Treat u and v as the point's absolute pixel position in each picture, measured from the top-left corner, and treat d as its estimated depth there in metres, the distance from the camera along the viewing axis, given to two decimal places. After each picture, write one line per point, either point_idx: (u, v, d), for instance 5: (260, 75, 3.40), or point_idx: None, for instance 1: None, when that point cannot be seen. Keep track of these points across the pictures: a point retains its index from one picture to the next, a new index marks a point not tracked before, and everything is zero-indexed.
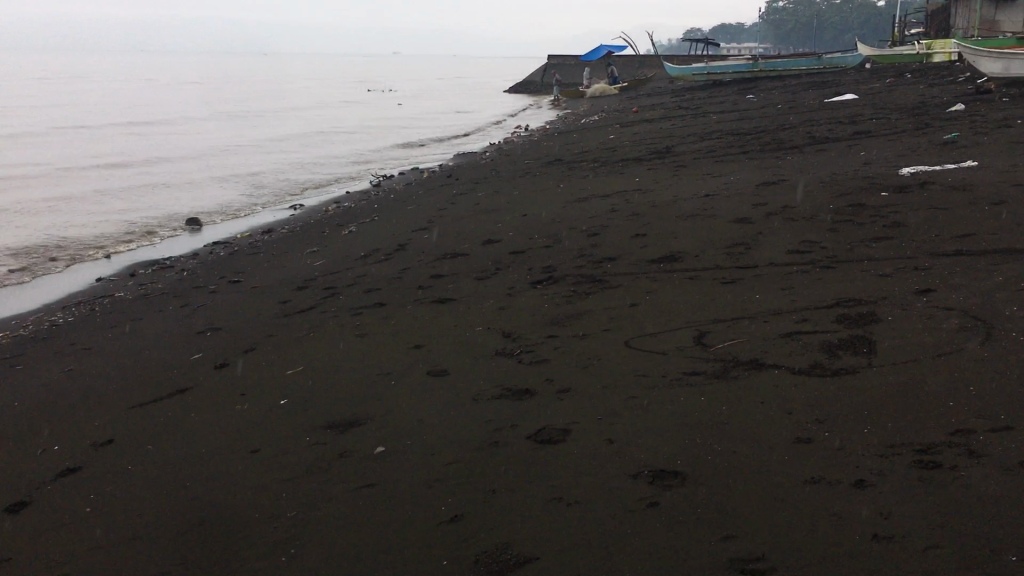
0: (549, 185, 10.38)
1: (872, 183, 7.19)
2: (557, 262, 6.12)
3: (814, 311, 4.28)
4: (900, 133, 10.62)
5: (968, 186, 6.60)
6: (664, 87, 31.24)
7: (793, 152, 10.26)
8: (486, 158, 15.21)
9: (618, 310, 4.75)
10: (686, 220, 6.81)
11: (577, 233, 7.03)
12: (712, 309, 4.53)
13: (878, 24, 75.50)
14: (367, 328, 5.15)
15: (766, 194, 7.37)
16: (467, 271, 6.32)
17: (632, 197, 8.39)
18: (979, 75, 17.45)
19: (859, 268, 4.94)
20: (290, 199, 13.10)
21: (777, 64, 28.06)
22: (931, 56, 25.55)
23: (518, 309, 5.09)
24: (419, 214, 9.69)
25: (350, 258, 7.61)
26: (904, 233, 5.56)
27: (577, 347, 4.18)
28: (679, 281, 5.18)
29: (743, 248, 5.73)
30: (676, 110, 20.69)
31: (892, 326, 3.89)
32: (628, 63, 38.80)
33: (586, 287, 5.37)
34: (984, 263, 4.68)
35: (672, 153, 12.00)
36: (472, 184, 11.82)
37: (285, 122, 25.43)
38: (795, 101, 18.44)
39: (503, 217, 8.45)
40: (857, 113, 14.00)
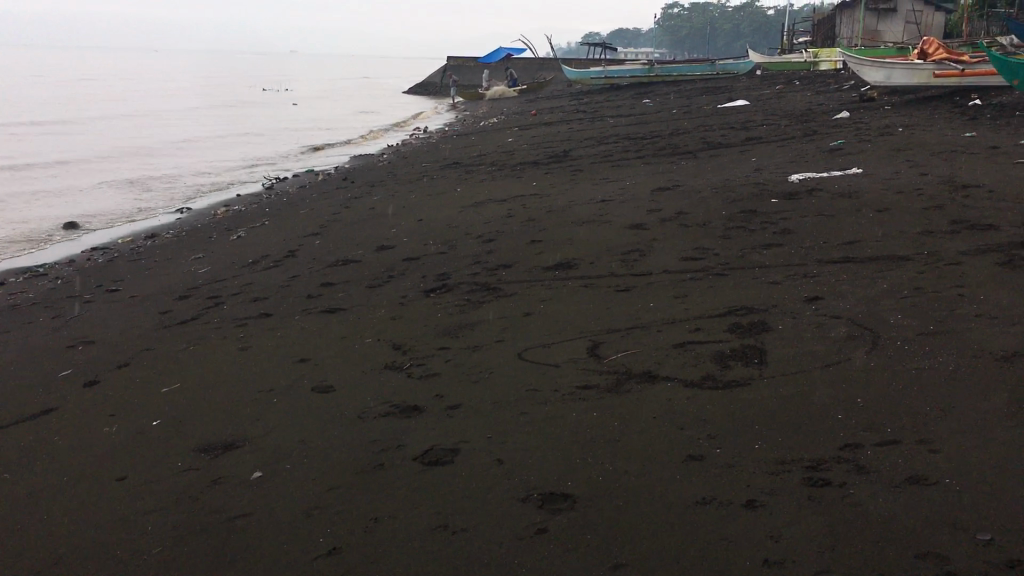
0: (445, 189, 10.24)
1: (763, 189, 7.30)
2: (451, 270, 5.99)
3: (707, 320, 4.27)
4: (789, 140, 10.87)
5: (854, 193, 6.75)
6: (562, 91, 31.45)
7: (688, 157, 10.37)
8: (382, 161, 14.95)
9: (513, 320, 4.65)
10: (582, 226, 6.77)
11: (473, 238, 6.92)
12: (606, 318, 4.48)
13: (767, 32, 77.91)
14: (250, 341, 4.92)
15: (661, 200, 7.40)
16: (358, 279, 6.12)
17: (529, 202, 8.32)
18: (862, 83, 18.08)
19: (750, 275, 4.97)
20: (177, 202, 12.58)
21: (672, 69, 28.57)
22: (817, 64, 26.40)
23: (410, 318, 4.94)
24: (311, 218, 9.41)
25: (237, 266, 7.31)
26: (793, 239, 5.63)
27: (469, 360, 4.07)
28: (574, 289, 5.12)
29: (638, 255, 5.72)
30: (574, 114, 20.81)
31: (783, 335, 3.91)
32: (526, 65, 38.97)
33: (480, 295, 5.25)
34: (869, 270, 4.77)
35: (569, 157, 12.03)
36: (367, 188, 11.58)
37: (174, 120, 24.55)
38: (688, 106, 18.77)
39: (398, 222, 8.27)
40: (748, 119, 14.31)
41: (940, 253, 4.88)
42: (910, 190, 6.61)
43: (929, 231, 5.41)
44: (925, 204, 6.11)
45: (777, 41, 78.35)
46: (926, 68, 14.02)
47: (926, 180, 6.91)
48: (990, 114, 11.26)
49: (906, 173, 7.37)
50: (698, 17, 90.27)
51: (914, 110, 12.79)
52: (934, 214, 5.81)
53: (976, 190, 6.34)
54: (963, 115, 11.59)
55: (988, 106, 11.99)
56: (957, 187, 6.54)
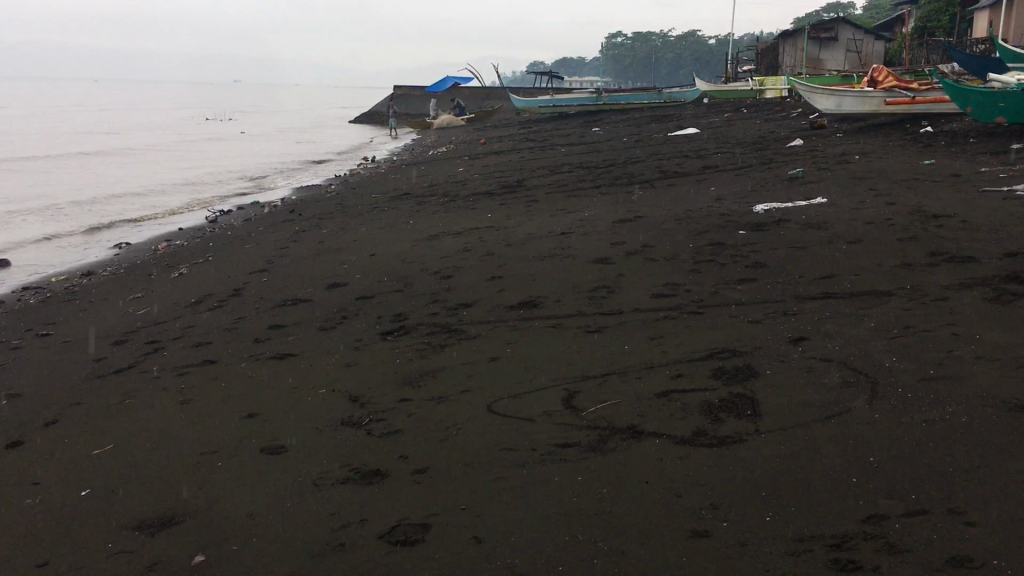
0: (397, 222, 9.88)
1: (728, 220, 7.10)
2: (409, 310, 5.65)
3: (688, 364, 3.99)
4: (747, 168, 10.76)
5: (823, 223, 6.58)
6: (510, 119, 31.32)
7: (646, 187, 10.18)
8: (330, 192, 14.55)
9: (478, 366, 4.33)
10: (544, 261, 6.48)
11: (429, 274, 6.59)
12: (579, 363, 4.18)
13: (710, 61, 79.16)
14: (194, 391, 4.52)
15: (624, 232, 7.15)
16: (309, 321, 5.74)
17: (486, 235, 8.03)
18: (810, 111, 18.19)
19: (727, 313, 4.72)
20: (115, 236, 12.02)
21: (620, 98, 28.63)
22: (763, 91, 26.65)
23: (366, 365, 4.59)
24: (257, 253, 8.99)
25: (178, 307, 6.87)
26: (768, 273, 5.41)
27: (434, 413, 3.73)
28: (541, 331, 4.82)
29: (606, 292, 5.44)
30: (523, 143, 20.59)
31: (772, 380, 3.66)
32: (473, 94, 38.86)
33: (442, 338, 4.92)
34: (852, 307, 4.56)
35: (522, 187, 11.76)
36: (315, 220, 11.17)
37: (116, 152, 23.84)
38: (639, 135, 18.71)
39: (349, 257, 7.90)
40: (701, 147, 14.22)
41: (923, 288, 4.70)
42: (880, 220, 6.46)
43: (907, 264, 5.24)
44: (897, 234, 5.96)
45: (719, 70, 79.68)
46: (877, 96, 14.13)
47: (895, 210, 6.78)
48: (943, 141, 11.29)
49: (872, 202, 7.24)
50: (641, 45, 91.43)
51: (866, 137, 12.80)
52: (908, 245, 5.65)
53: (947, 220, 6.21)
54: (917, 142, 11.60)
55: (940, 133, 12.03)
56: (926, 216, 6.40)
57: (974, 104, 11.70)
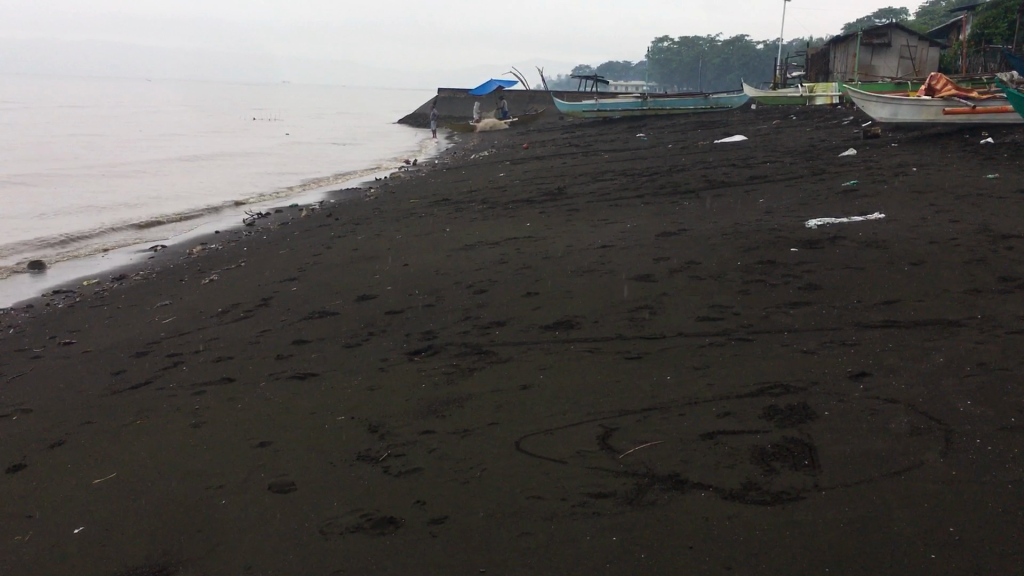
0: (434, 230, 9.61)
1: (779, 235, 6.72)
2: (439, 326, 5.37)
3: (737, 400, 3.65)
4: (797, 179, 10.35)
5: (881, 241, 6.20)
6: (553, 123, 31.00)
7: (691, 197, 9.80)
8: (369, 196, 14.33)
9: (508, 394, 4.03)
10: (583, 276, 6.17)
11: (463, 287, 6.32)
12: (617, 395, 3.85)
13: (758, 67, 78.09)
14: (206, 414, 4.26)
15: (668, 247, 6.81)
16: (334, 336, 5.49)
17: (524, 246, 7.74)
18: (862, 119, 17.67)
19: (779, 341, 4.37)
20: (151, 238, 11.90)
21: (665, 102, 28.16)
22: (813, 98, 26.05)
23: (389, 389, 4.30)
24: (289, 260, 8.76)
25: (203, 316, 6.65)
26: (823, 296, 5.05)
27: (458, 448, 3.43)
28: (577, 356, 4.49)
29: (648, 313, 5.11)
30: (565, 148, 20.28)
31: (830, 423, 3.31)
32: (517, 97, 38.61)
33: (472, 360, 4.62)
34: (916, 339, 4.19)
35: (563, 194, 11.45)
36: (351, 226, 10.93)
37: (159, 151, 23.90)
38: (684, 141, 18.29)
39: (381, 267, 7.64)
40: (749, 155, 13.79)
41: (995, 319, 4.32)
42: (943, 240, 6.06)
43: (975, 290, 4.85)
44: (961, 256, 5.57)
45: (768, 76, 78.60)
46: (935, 105, 13.62)
47: (959, 228, 6.38)
48: (1007, 153, 10.80)
49: (933, 219, 6.84)
50: (687, 50, 90.48)
51: (924, 148, 12.31)
52: (975, 268, 5.26)
53: (1017, 240, 5.81)
54: (978, 154, 11.10)
55: (1002, 145, 11.52)
56: (993, 236, 5.99)
57: None
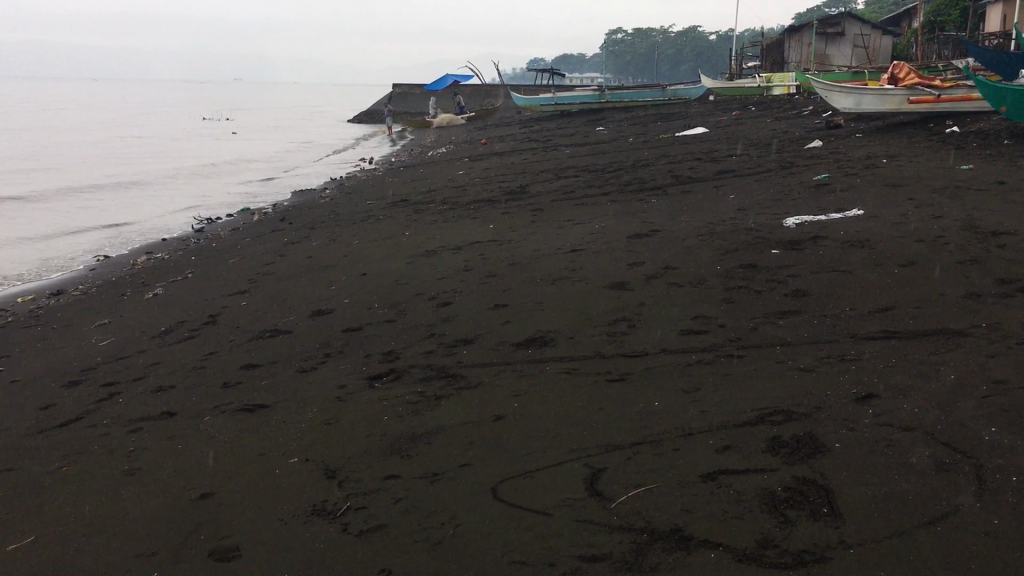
0: (392, 234, 9.15)
1: (757, 236, 6.38)
2: (402, 345, 4.96)
3: (736, 430, 3.30)
4: (766, 173, 10.06)
5: (866, 241, 5.88)
6: (510, 118, 30.58)
7: (659, 194, 9.44)
8: (324, 197, 13.81)
9: (480, 428, 3.63)
10: (553, 285, 5.78)
11: (425, 300, 5.90)
12: (602, 427, 3.47)
13: (711, 58, 78.38)
14: (142, 457, 3.82)
15: (641, 250, 6.46)
16: (287, 359, 5.05)
17: (488, 250, 7.34)
18: (822, 109, 17.50)
19: (772, 357, 4.02)
20: (93, 247, 11.29)
21: (623, 95, 27.88)
22: (772, 88, 25.95)
23: (347, 422, 3.89)
24: (240, 271, 8.28)
25: (145, 337, 6.16)
26: (813, 304, 4.72)
27: (426, 498, 3.04)
28: (553, 379, 4.10)
29: (626, 326, 4.74)
30: (525, 143, 19.90)
31: (844, 457, 2.96)
32: (473, 92, 38.13)
33: (439, 386, 4.21)
34: (922, 352, 3.87)
35: (525, 193, 11.07)
36: (305, 231, 10.45)
37: (106, 155, 23.09)
38: (645, 135, 17.99)
39: (336, 278, 7.19)
40: (713, 149, 13.52)
41: (1002, 327, 4.01)
42: (930, 237, 5.77)
43: (974, 294, 4.55)
44: (953, 255, 5.27)
45: (722, 68, 78.95)
46: (899, 94, 13.43)
47: (944, 225, 6.09)
48: (974, 142, 10.61)
49: (915, 215, 6.57)
50: (640, 43, 90.56)
51: (890, 138, 12.12)
52: (970, 269, 4.96)
53: (1008, 237, 5.53)
54: (946, 143, 10.91)
55: (968, 133, 11.34)
56: (983, 234, 5.71)
57: (1007, 102, 10.95)
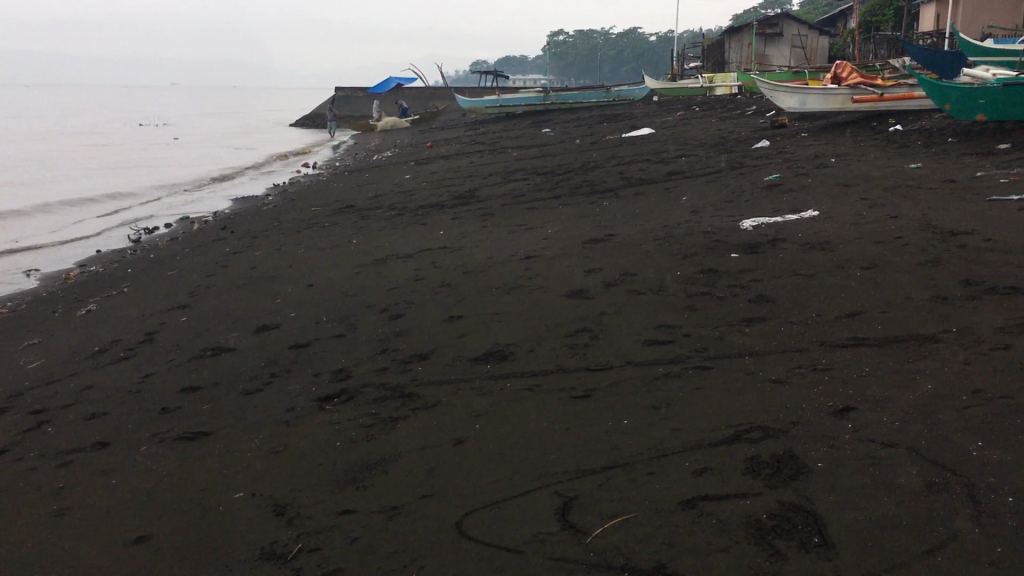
0: (338, 242, 8.86)
1: (714, 239, 6.24)
2: (353, 362, 4.71)
3: (712, 449, 3.12)
4: (716, 173, 9.98)
5: (825, 243, 5.78)
6: (454, 121, 30.35)
7: (611, 197, 9.28)
8: (266, 204, 13.45)
9: (441, 453, 3.41)
10: (509, 294, 5.58)
11: (376, 312, 5.66)
12: (570, 449, 3.27)
13: (652, 58, 78.90)
14: (74, 497, 3.53)
15: (597, 255, 6.29)
16: (230, 379, 4.77)
17: (439, 258, 7.11)
18: (766, 109, 17.58)
19: (742, 369, 3.87)
20: (22, 262, 10.79)
21: (568, 96, 27.80)
22: (714, 88, 26.10)
23: (298, 450, 3.63)
24: (179, 283, 7.93)
25: (77, 359, 5.81)
26: (779, 310, 4.58)
27: (385, 535, 2.81)
28: (515, 397, 3.89)
29: (588, 337, 4.55)
30: (470, 146, 19.68)
31: (828, 478, 2.79)
32: (416, 94, 37.77)
33: (394, 407, 3.97)
34: (895, 359, 3.74)
35: (473, 198, 10.86)
36: (247, 240, 10.10)
37: (36, 166, 22.32)
38: (592, 136, 17.90)
39: (281, 290, 6.89)
40: (660, 149, 13.45)
41: (974, 332, 3.90)
42: (889, 239, 5.69)
43: (942, 296, 4.45)
44: (915, 257, 5.19)
45: (663, 68, 79.61)
46: (842, 93, 13.44)
47: (901, 225, 6.03)
48: (919, 140, 10.67)
49: (871, 215, 6.50)
50: (582, 43, 90.82)
51: (836, 136, 12.16)
52: (933, 271, 4.88)
53: (967, 237, 5.47)
54: (892, 142, 10.96)
55: (913, 132, 11.40)
56: (941, 233, 5.64)
57: (951, 101, 10.93)
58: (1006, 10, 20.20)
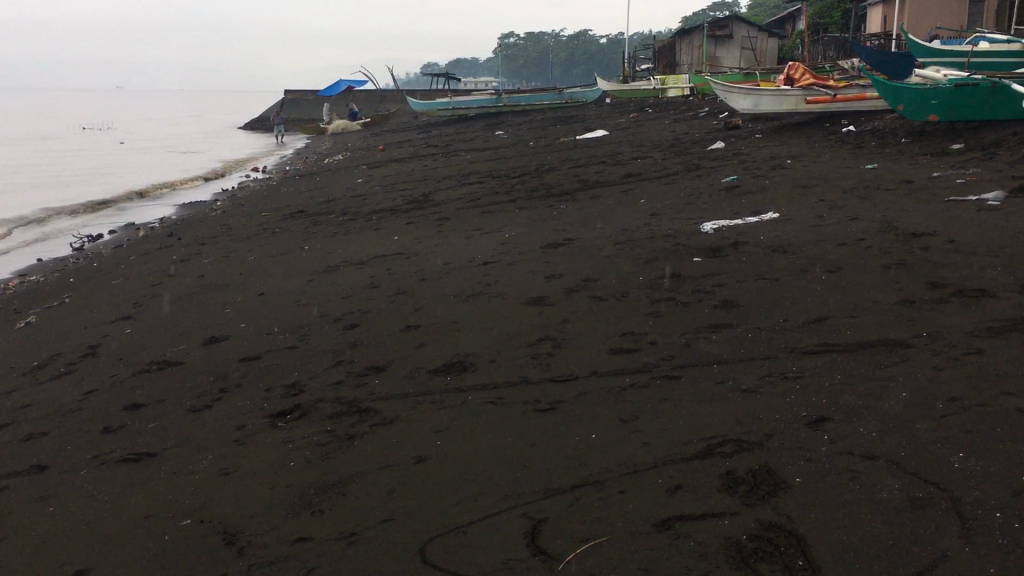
0: (289, 249, 8.63)
1: (675, 243, 6.15)
2: (306, 376, 4.52)
3: (684, 465, 3.00)
4: (673, 176, 9.92)
5: (787, 246, 5.71)
6: (407, 123, 30.08)
7: (567, 200, 9.17)
8: (214, 209, 13.13)
9: (401, 473, 3.24)
10: (468, 302, 5.42)
11: (330, 322, 5.46)
12: (538, 467, 3.12)
13: (603, 60, 79.22)
14: (7, 526, 3.30)
15: (557, 261, 6.16)
16: (176, 395, 4.54)
17: (394, 265, 6.94)
18: (719, 110, 17.64)
19: (711, 378, 3.75)
20: None
21: (520, 99, 27.70)
22: (666, 90, 26.19)
23: (249, 471, 3.44)
24: (123, 293, 7.65)
25: (14, 374, 5.53)
26: (745, 316, 4.48)
27: (343, 565, 2.64)
28: (477, 410, 3.74)
29: (551, 346, 4.41)
30: (423, 149, 19.49)
31: (807, 494, 2.68)
32: (367, 96, 37.39)
33: (350, 423, 3.79)
34: (866, 366, 3.66)
35: (427, 202, 10.67)
36: (195, 247, 9.81)
37: None
38: (546, 138, 17.83)
39: (231, 299, 6.66)
40: (615, 151, 13.39)
41: (943, 336, 3.84)
42: (852, 241, 5.64)
43: (908, 300, 4.39)
44: (878, 260, 5.13)
45: (614, 70, 79.96)
46: (796, 94, 13.52)
47: (863, 227, 5.98)
48: (872, 141, 10.73)
49: (832, 216, 6.46)
50: (532, 45, 90.92)
51: (789, 138, 12.20)
52: (898, 274, 4.82)
53: (929, 239, 5.44)
54: (845, 142, 11.00)
55: (865, 132, 11.47)
56: (902, 235, 5.60)
57: (905, 102, 11.02)
58: (950, 12, 20.51)
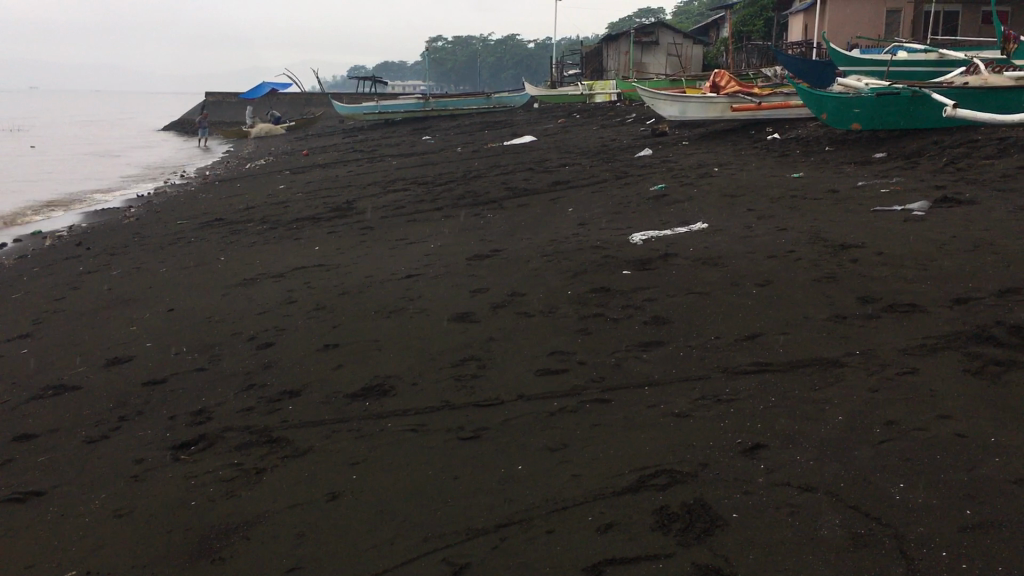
0: (204, 260, 8.25)
1: (604, 255, 6.00)
2: (215, 401, 4.23)
3: (616, 499, 2.82)
4: (600, 184, 9.82)
5: (717, 258, 5.61)
6: (332, 127, 29.60)
7: (494, 209, 8.98)
8: (128, 217, 12.61)
9: (312, 512, 2.99)
10: (390, 318, 5.18)
11: (244, 341, 5.17)
12: (459, 505, 2.91)
13: (531, 65, 79.44)
14: None
15: (483, 274, 5.95)
16: (71, 425, 4.20)
17: (314, 278, 6.65)
18: (646, 117, 17.67)
19: (642, 401, 3.59)
20: None
21: (447, 103, 27.45)
22: (594, 95, 26.24)
23: (146, 513, 3.15)
24: (23, 309, 7.19)
25: None
26: (676, 333, 4.34)
27: None
28: (396, 439, 3.51)
29: (475, 367, 4.20)
30: (348, 154, 19.11)
31: (746, 532, 2.53)
32: (292, 99, 36.69)
33: (259, 455, 3.52)
34: (801, 387, 3.53)
35: (350, 210, 10.39)
36: (105, 258, 9.35)
37: None
38: (473, 143, 17.64)
39: (139, 315, 6.29)
40: (543, 158, 13.26)
41: (877, 355, 3.74)
42: (781, 253, 5.56)
43: (840, 316, 4.30)
44: (809, 273, 5.05)
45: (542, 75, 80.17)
46: (721, 101, 13.51)
47: (791, 238, 5.92)
48: (797, 149, 10.79)
49: (761, 227, 6.39)
50: (460, 49, 90.72)
51: (715, 145, 12.22)
52: (829, 288, 4.74)
53: (858, 251, 5.39)
54: (770, 150, 11.05)
55: (790, 140, 11.54)
56: (831, 247, 5.55)
57: (828, 109, 11.10)
58: (869, 21, 20.94)
